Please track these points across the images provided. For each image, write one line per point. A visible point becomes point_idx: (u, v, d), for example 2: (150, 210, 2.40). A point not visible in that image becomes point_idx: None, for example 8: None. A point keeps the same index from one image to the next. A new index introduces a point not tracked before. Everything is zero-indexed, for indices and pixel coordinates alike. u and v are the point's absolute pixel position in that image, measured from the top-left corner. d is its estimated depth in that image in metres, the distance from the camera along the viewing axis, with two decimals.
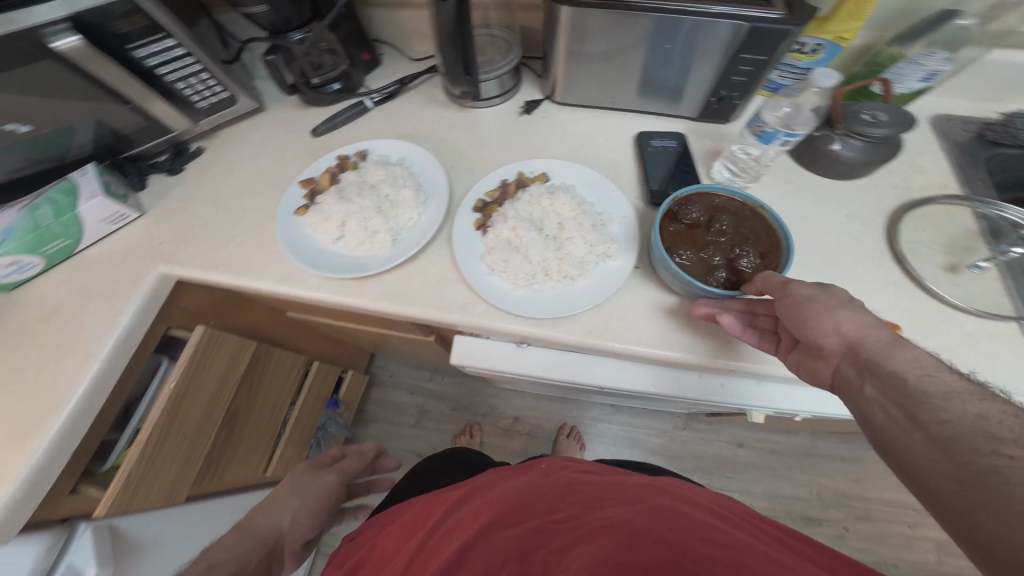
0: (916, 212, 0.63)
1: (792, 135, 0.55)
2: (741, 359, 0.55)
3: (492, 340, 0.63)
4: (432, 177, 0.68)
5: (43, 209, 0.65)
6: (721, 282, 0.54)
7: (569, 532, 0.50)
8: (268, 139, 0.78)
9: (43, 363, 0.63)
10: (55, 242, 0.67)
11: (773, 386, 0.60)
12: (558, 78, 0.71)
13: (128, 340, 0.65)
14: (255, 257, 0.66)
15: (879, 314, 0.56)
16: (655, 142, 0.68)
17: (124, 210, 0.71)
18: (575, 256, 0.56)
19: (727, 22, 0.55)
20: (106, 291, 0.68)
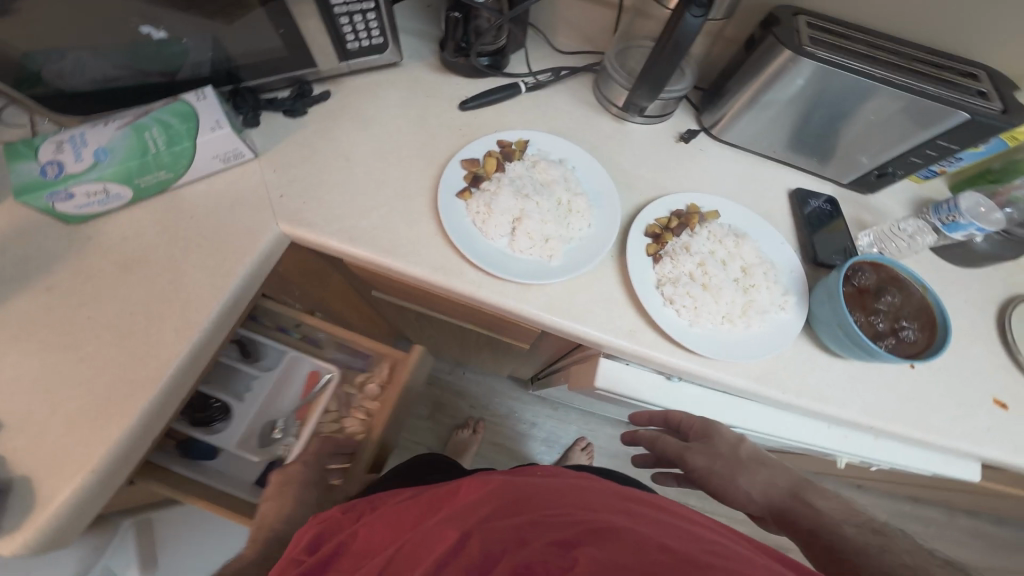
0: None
1: (981, 231, 0.62)
2: (883, 420, 0.57)
3: (640, 367, 0.60)
4: (601, 187, 0.64)
5: (152, 132, 0.53)
6: (889, 348, 0.55)
7: (567, 530, 0.44)
8: (405, 102, 0.71)
9: (127, 322, 0.52)
10: (155, 174, 0.55)
11: (887, 442, 0.61)
12: (728, 114, 0.71)
13: (233, 307, 0.55)
14: (402, 234, 0.59)
15: (991, 391, 0.61)
16: (811, 202, 0.70)
17: (240, 148, 0.59)
18: (759, 304, 0.57)
19: (941, 106, 0.58)
20: (205, 245, 0.57)
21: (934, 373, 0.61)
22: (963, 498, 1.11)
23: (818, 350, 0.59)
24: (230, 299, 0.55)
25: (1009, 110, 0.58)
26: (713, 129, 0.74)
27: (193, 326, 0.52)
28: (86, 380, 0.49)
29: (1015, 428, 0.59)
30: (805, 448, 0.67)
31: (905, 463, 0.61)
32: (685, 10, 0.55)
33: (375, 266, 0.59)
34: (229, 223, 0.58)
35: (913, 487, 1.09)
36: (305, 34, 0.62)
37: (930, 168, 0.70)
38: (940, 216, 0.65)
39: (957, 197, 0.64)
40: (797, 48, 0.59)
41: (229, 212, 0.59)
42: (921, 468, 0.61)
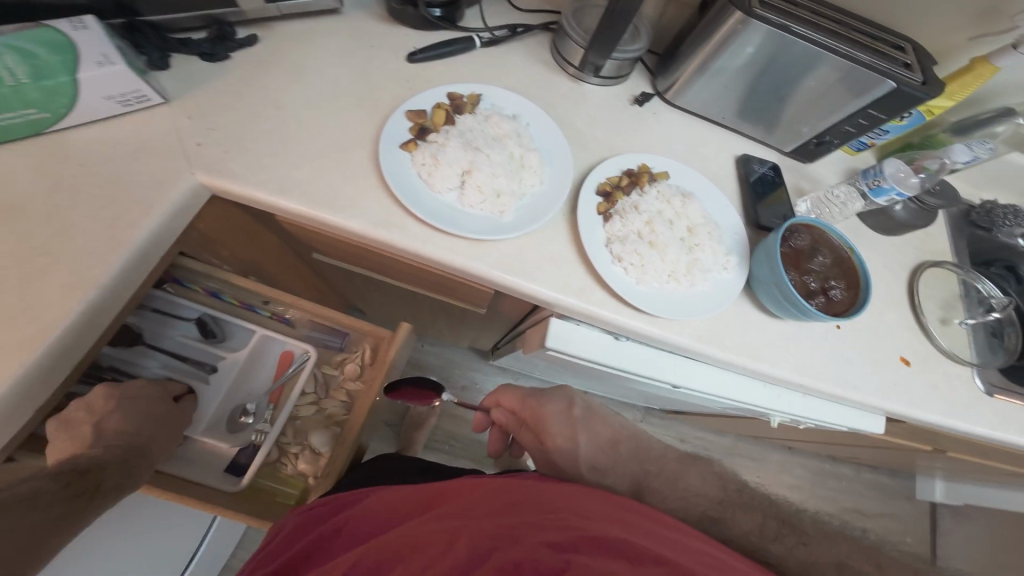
0: (928, 272, 0.73)
1: (901, 196, 0.67)
2: (809, 377, 0.61)
3: (589, 325, 0.61)
4: (552, 145, 0.63)
5: (9, 62, 0.45)
6: (819, 306, 0.57)
7: (560, 533, 0.39)
8: (347, 50, 0.66)
9: (7, 278, 0.46)
10: (23, 110, 0.48)
11: (813, 399, 0.66)
12: (680, 78, 0.71)
13: (139, 264, 0.51)
14: (338, 187, 0.56)
15: (895, 349, 0.67)
16: (755, 168, 0.72)
17: (140, 90, 0.53)
18: (703, 262, 0.58)
19: (874, 75, 0.61)
20: (109, 194, 0.51)
21: (851, 331, 0.66)
22: (871, 454, 1.24)
23: (752, 307, 0.62)
24: (136, 253, 0.50)
25: (930, 82, 0.61)
26: (667, 94, 0.75)
27: (89, 284, 0.47)
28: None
29: (913, 382, 0.66)
30: (742, 407, 0.72)
31: (824, 417, 0.66)
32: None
33: (307, 221, 0.55)
34: (135, 171, 0.52)
35: (831, 444, 1.20)
36: None
37: (862, 139, 0.74)
38: (867, 181, 0.69)
39: (882, 162, 0.68)
40: (748, 10, 0.59)
41: (135, 159, 0.53)
42: (837, 422, 0.67)
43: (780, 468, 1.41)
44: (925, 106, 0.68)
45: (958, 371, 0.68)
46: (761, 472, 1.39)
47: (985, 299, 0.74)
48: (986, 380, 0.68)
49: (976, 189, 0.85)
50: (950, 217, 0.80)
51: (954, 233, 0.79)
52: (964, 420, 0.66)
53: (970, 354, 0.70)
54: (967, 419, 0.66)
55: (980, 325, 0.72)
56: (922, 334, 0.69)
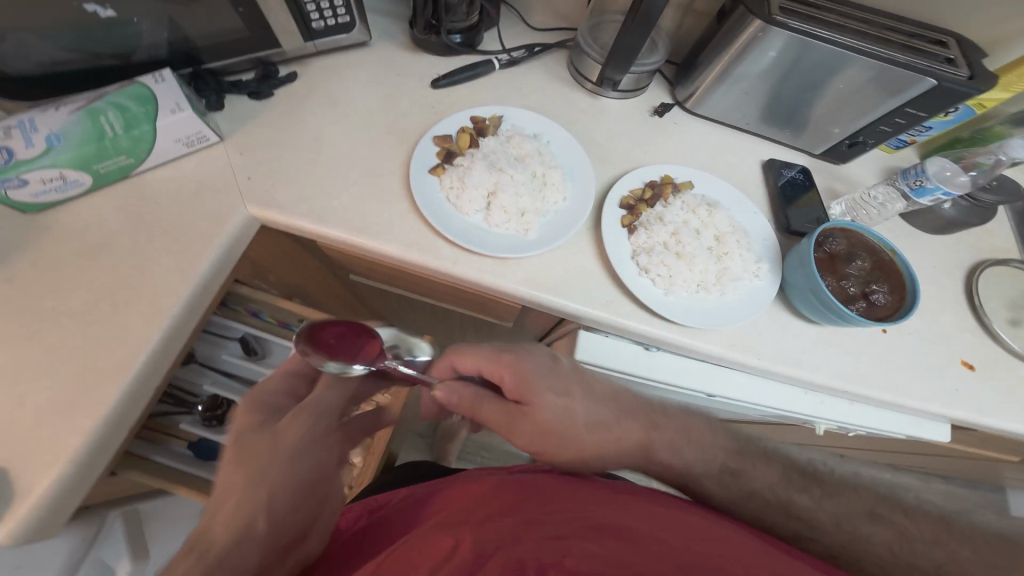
0: (990, 270, 0.69)
1: (946, 195, 0.64)
2: (855, 384, 0.59)
3: (619, 338, 0.61)
4: (574, 160, 0.64)
5: (108, 116, 0.52)
6: (860, 312, 0.54)
7: (564, 526, 0.41)
8: (375, 81, 0.70)
9: (93, 310, 0.51)
10: (115, 158, 0.54)
11: (862, 408, 0.63)
12: (700, 87, 0.71)
13: (204, 291, 0.55)
14: (375, 214, 0.59)
15: (955, 353, 0.63)
16: (783, 173, 0.70)
17: (204, 131, 0.58)
18: (733, 271, 0.58)
19: (911, 73, 0.59)
20: (175, 229, 0.56)
21: (901, 336, 0.62)
22: (937, 463, 1.15)
23: (790, 315, 0.60)
24: (201, 281, 0.54)
25: (975, 76, 0.59)
26: (687, 103, 0.75)
27: (163, 312, 0.52)
28: (58, 365, 0.49)
29: (979, 388, 0.62)
30: (784, 416, 0.69)
31: (879, 427, 0.63)
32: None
33: (347, 246, 0.59)
34: (196, 205, 0.57)
35: (889, 453, 1.13)
36: (267, 14, 0.60)
37: (900, 137, 0.71)
38: (907, 182, 0.66)
39: (923, 162, 0.65)
40: (766, 17, 0.59)
41: (196, 196, 0.58)
42: (894, 431, 0.63)
43: None
44: (974, 99, 0.64)
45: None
46: None
47: None
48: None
49: None
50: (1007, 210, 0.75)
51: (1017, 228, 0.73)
52: None
53: None
54: None
55: None
56: (986, 336, 0.64)
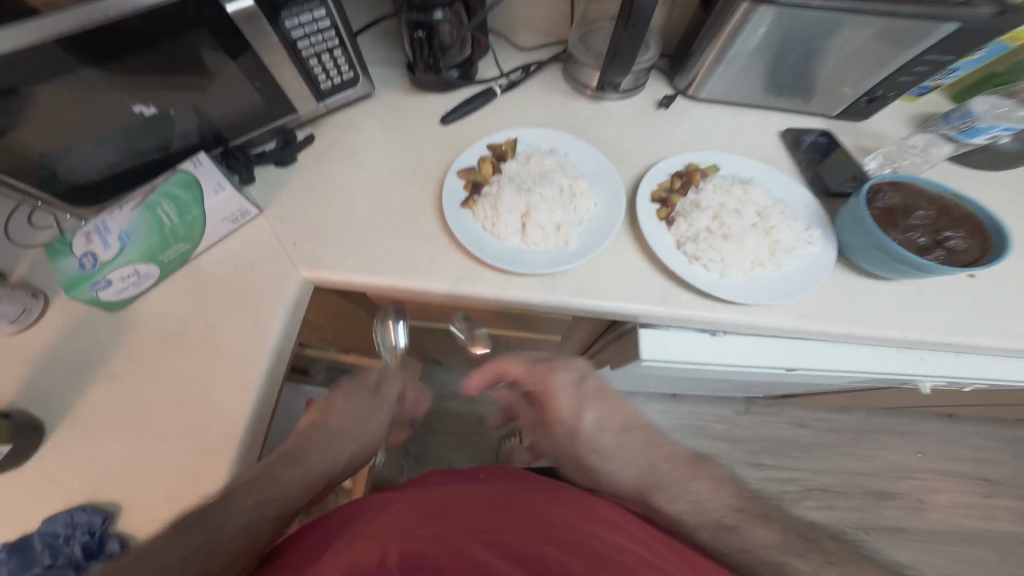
0: None
1: (1006, 130, 0.63)
2: (958, 334, 0.55)
3: (680, 330, 0.60)
4: (597, 166, 0.65)
5: (163, 206, 0.55)
6: (942, 260, 0.54)
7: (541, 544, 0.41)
8: (391, 128, 0.72)
9: (179, 395, 0.53)
10: (176, 246, 0.56)
11: (969, 360, 0.59)
12: (700, 72, 0.72)
13: (277, 359, 0.56)
14: (422, 255, 0.60)
15: None
16: (805, 137, 0.70)
17: (246, 206, 0.60)
18: (784, 241, 0.56)
19: (917, 21, 0.58)
20: (240, 304, 0.58)
21: (991, 277, 0.59)
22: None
23: (860, 276, 0.58)
24: (273, 351, 0.56)
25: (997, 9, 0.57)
26: (687, 91, 0.76)
27: (248, 387, 0.54)
28: (164, 452, 0.51)
29: None
30: (881, 382, 0.65)
31: (990, 376, 0.59)
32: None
33: (401, 292, 0.60)
34: (255, 278, 0.59)
35: (981, 403, 1.06)
36: (283, 87, 0.63)
37: (925, 84, 0.72)
38: (954, 126, 0.66)
39: (969, 103, 0.64)
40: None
41: (253, 269, 0.60)
42: (1006, 378, 0.59)
43: (923, 441, 1.28)
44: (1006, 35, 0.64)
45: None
46: (897, 447, 1.28)
47: None
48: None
49: None
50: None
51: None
52: None
53: None
54: None
55: None
56: None
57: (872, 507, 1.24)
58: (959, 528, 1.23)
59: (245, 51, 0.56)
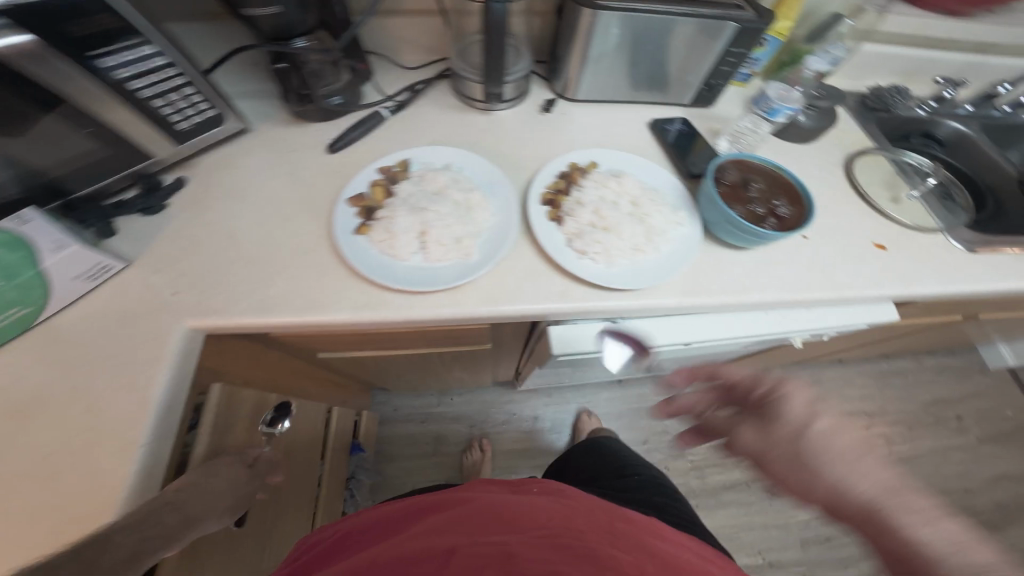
0: (858, 162, 0.83)
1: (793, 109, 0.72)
2: (802, 293, 0.65)
3: (584, 322, 0.65)
4: (489, 176, 0.67)
5: None
6: (774, 227, 0.61)
7: (552, 550, 0.44)
8: (272, 162, 0.71)
9: (43, 471, 0.49)
10: (9, 311, 0.53)
11: (815, 310, 0.70)
12: (571, 77, 0.79)
13: (168, 413, 0.55)
14: (316, 287, 0.60)
15: (866, 239, 0.73)
16: (669, 126, 0.79)
17: (105, 261, 0.58)
18: (658, 227, 0.63)
19: (719, 20, 0.69)
20: (119, 359, 0.56)
21: (819, 238, 0.71)
22: (909, 342, 1.30)
23: (724, 250, 0.66)
24: (161, 408, 0.54)
25: (761, 11, 0.71)
26: (566, 93, 0.82)
27: (133, 445, 0.51)
28: (24, 542, 0.46)
29: (894, 262, 0.72)
30: (758, 342, 0.75)
31: (835, 322, 0.70)
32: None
33: (303, 327, 0.59)
34: (131, 334, 0.57)
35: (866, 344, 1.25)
36: (121, 129, 0.58)
37: (744, 71, 0.86)
38: (760, 107, 0.74)
39: (765, 87, 0.73)
40: (593, 4, 0.67)
41: (126, 326, 0.57)
42: (846, 322, 0.71)
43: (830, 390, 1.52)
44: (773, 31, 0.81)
45: (923, 239, 0.75)
46: None
47: (917, 168, 0.84)
48: (962, 240, 0.76)
49: (859, 79, 1.00)
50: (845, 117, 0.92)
51: (861, 120, 0.92)
52: (949, 276, 0.72)
53: (933, 221, 0.77)
54: (952, 277, 0.72)
55: (922, 194, 0.81)
56: (881, 217, 0.77)
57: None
58: None
59: (56, 98, 0.51)
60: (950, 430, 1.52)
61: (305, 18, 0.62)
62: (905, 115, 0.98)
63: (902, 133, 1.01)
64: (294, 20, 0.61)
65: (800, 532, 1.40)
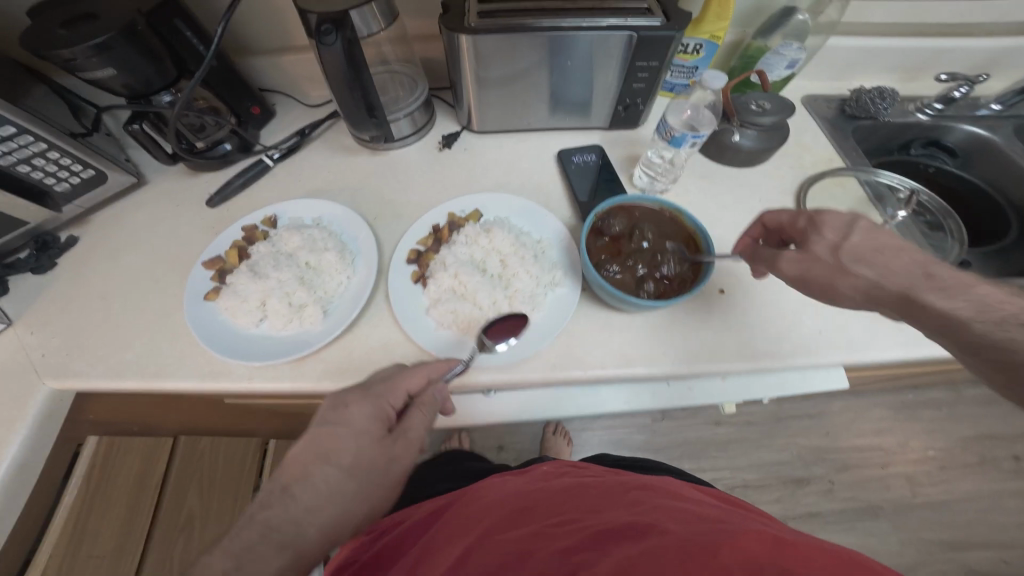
0: (814, 190, 0.69)
1: (701, 137, 0.58)
2: (712, 366, 0.55)
3: (457, 395, 0.59)
4: (357, 233, 0.62)
5: None
6: (648, 295, 0.51)
7: (569, 536, 0.37)
8: (157, 218, 0.70)
9: None
10: None
11: (739, 379, 0.58)
12: (471, 107, 0.72)
13: (21, 474, 0.53)
14: (168, 354, 0.57)
15: None
16: (576, 158, 0.70)
17: None
18: (524, 291, 0.56)
19: (617, 33, 0.60)
20: None
21: (745, 291, 0.59)
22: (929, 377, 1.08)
23: (613, 311, 0.57)
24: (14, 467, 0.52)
25: (670, 18, 0.60)
26: (470, 125, 0.75)
27: None
28: None
29: (847, 318, 0.58)
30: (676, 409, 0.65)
31: (763, 393, 0.58)
32: (321, 40, 0.53)
33: (155, 394, 0.57)
34: None
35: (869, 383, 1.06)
36: None
37: (679, 82, 0.77)
38: (663, 134, 0.60)
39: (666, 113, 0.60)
40: (470, 28, 0.58)
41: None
42: (778, 393, 0.59)
43: (836, 424, 1.30)
44: (707, 33, 0.68)
45: None
46: (813, 432, 1.30)
47: (895, 193, 0.68)
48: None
49: (841, 79, 0.84)
50: (810, 128, 0.77)
51: (832, 131, 0.78)
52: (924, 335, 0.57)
53: None
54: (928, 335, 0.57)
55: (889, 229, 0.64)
56: None
57: (793, 496, 1.23)
58: (883, 505, 1.22)
59: None
60: (1004, 473, 1.24)
61: (161, 70, 0.61)
62: (897, 121, 0.81)
63: (896, 144, 0.85)
64: (148, 74, 0.60)
65: None
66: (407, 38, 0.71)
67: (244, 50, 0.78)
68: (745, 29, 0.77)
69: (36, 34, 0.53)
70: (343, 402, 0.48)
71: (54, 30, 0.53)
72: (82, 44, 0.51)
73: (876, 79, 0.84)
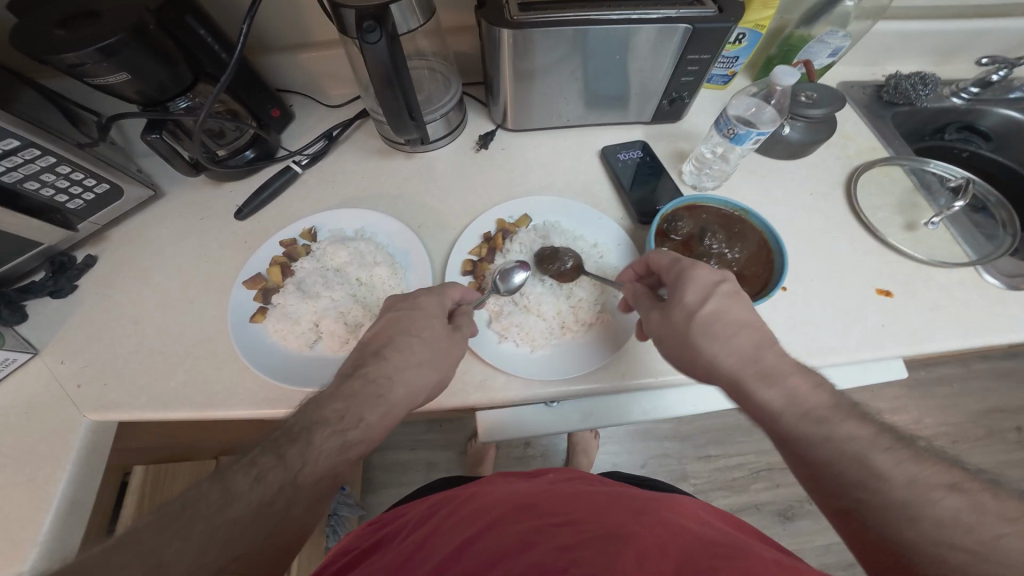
0: (862, 180, 0.68)
1: (765, 133, 0.56)
2: None
3: (518, 406, 0.58)
4: (405, 244, 0.60)
5: None
6: None
7: (570, 534, 0.35)
8: (182, 233, 0.66)
9: None
10: None
11: None
12: (508, 105, 0.68)
13: (69, 513, 0.50)
14: (215, 379, 0.54)
15: (866, 283, 0.60)
16: (621, 155, 0.68)
17: (12, 354, 0.54)
18: (586, 300, 0.56)
19: (669, 24, 0.56)
20: (13, 460, 0.50)
21: (805, 288, 0.59)
22: None
23: None
24: (61, 505, 0.49)
25: (723, 8, 0.57)
26: (506, 123, 0.72)
27: None
28: None
29: (906, 312, 0.58)
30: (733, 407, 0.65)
31: None
32: (362, 38, 0.49)
33: (203, 421, 0.54)
34: (26, 432, 0.52)
35: None
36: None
37: (719, 72, 0.74)
38: (722, 132, 0.59)
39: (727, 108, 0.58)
40: (513, 22, 0.55)
41: (24, 423, 0.52)
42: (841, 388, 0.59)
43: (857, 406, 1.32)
44: (749, 22, 0.66)
45: (950, 276, 0.60)
46: None
47: (944, 183, 0.67)
48: (1001, 273, 0.59)
49: (876, 65, 0.83)
50: (851, 116, 0.76)
51: (873, 119, 0.76)
52: (986, 327, 0.57)
53: (960, 252, 0.62)
54: (989, 326, 0.57)
55: (943, 219, 0.64)
56: (891, 252, 0.62)
57: None
58: None
59: None
60: (1008, 444, 1.24)
61: (176, 74, 0.55)
62: (933, 107, 0.80)
63: (931, 128, 0.84)
64: (161, 79, 0.54)
65: (820, 559, 1.19)
66: (439, 32, 0.67)
67: (259, 49, 0.73)
68: (786, 16, 0.75)
69: (31, 36, 0.46)
70: (412, 295, 0.50)
71: (49, 31, 0.46)
72: (88, 49, 0.45)
73: (912, 63, 0.83)
